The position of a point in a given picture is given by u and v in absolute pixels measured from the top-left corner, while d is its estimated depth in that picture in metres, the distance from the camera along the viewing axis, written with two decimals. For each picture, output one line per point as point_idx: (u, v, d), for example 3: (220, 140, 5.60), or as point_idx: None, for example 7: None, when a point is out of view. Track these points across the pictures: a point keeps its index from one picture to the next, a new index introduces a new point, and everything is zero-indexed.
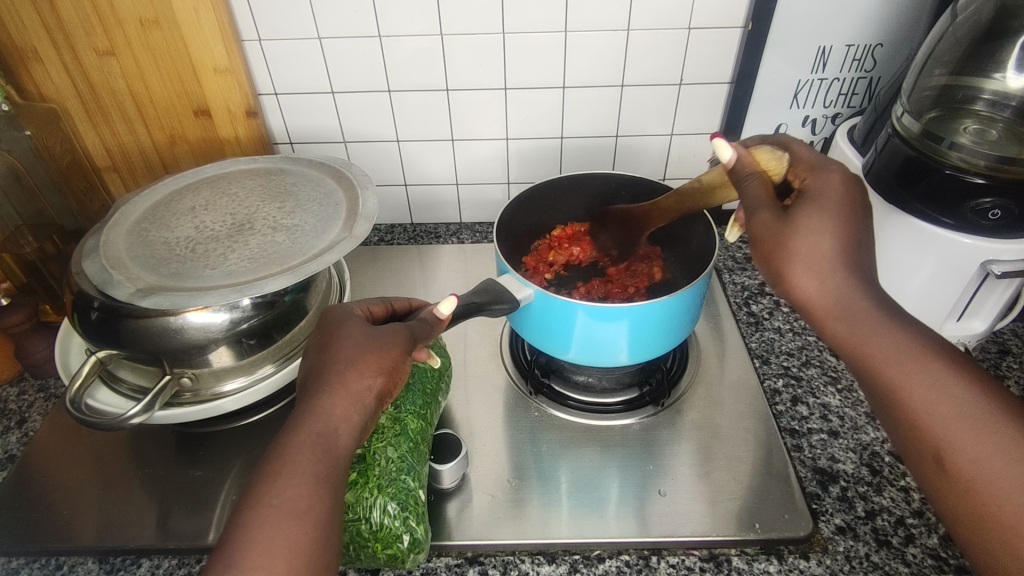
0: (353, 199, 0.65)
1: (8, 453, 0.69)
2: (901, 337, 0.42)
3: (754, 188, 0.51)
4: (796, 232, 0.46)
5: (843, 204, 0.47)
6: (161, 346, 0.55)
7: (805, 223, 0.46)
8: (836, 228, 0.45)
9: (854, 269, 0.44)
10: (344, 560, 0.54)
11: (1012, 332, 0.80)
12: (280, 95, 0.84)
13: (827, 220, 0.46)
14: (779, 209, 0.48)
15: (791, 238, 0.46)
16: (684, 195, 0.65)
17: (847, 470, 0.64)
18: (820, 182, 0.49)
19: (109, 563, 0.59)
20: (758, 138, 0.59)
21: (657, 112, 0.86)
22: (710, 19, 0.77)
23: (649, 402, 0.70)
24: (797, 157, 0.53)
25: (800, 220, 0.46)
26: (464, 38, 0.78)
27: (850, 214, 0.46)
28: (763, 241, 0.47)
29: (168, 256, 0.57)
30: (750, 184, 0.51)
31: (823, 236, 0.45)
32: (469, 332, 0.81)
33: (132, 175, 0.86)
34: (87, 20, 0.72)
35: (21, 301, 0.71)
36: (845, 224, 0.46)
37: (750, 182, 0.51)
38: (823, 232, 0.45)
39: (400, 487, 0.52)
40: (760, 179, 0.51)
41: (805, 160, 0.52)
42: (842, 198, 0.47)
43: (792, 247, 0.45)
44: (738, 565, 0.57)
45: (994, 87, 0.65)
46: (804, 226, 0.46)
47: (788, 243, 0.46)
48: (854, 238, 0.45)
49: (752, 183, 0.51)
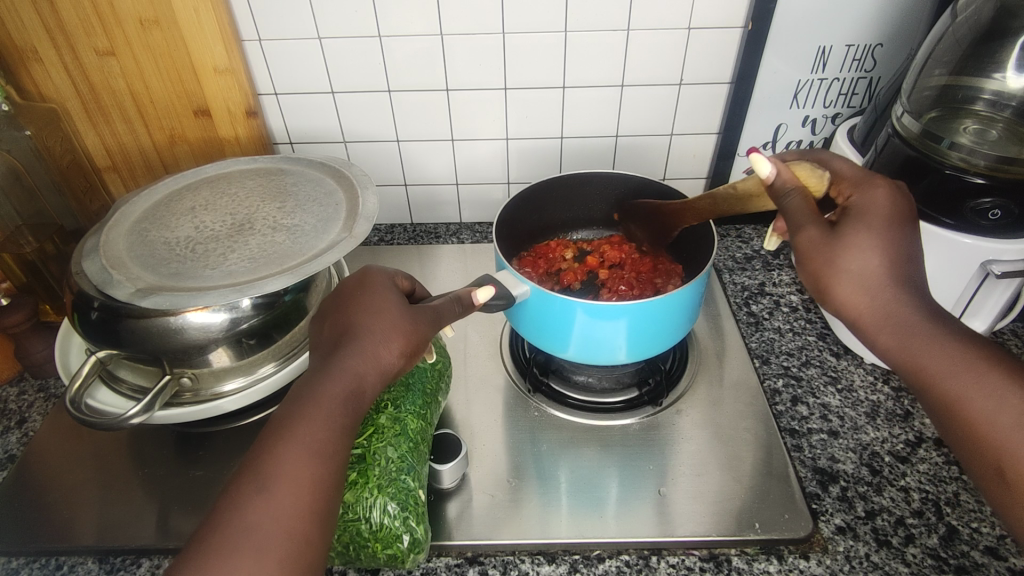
0: (353, 199, 0.65)
1: (8, 453, 0.69)
2: (954, 350, 0.42)
3: (796, 206, 0.48)
4: (843, 247, 0.46)
5: (889, 219, 0.47)
6: (160, 346, 0.54)
7: (855, 238, 0.46)
8: (887, 243, 0.45)
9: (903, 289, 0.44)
10: (344, 560, 0.54)
11: (1012, 332, 0.80)
12: (280, 95, 0.84)
13: (873, 236, 0.46)
14: (828, 226, 0.47)
15: (840, 254, 0.46)
16: (718, 199, 0.63)
17: (847, 470, 0.64)
18: (865, 201, 0.48)
19: (109, 563, 0.59)
20: (797, 153, 0.58)
21: (657, 112, 0.86)
22: (710, 19, 0.77)
23: (649, 402, 0.70)
24: (838, 173, 0.53)
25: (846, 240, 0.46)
26: (464, 38, 0.78)
27: (900, 228, 0.46)
28: (810, 258, 0.47)
29: (168, 256, 0.57)
30: (792, 202, 0.48)
31: (873, 253, 0.45)
32: (469, 332, 0.81)
33: (133, 175, 0.86)
34: (87, 20, 0.72)
35: (21, 301, 0.71)
36: (890, 234, 0.46)
37: (793, 198, 0.48)
38: (869, 249, 0.45)
39: (400, 487, 0.52)
40: (802, 194, 0.48)
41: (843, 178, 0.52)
42: (887, 209, 0.47)
43: (842, 260, 0.45)
44: (738, 565, 0.57)
45: (994, 87, 0.64)
46: (854, 241, 0.46)
47: (837, 260, 0.45)
48: (901, 253, 0.45)
49: (795, 199, 0.48)
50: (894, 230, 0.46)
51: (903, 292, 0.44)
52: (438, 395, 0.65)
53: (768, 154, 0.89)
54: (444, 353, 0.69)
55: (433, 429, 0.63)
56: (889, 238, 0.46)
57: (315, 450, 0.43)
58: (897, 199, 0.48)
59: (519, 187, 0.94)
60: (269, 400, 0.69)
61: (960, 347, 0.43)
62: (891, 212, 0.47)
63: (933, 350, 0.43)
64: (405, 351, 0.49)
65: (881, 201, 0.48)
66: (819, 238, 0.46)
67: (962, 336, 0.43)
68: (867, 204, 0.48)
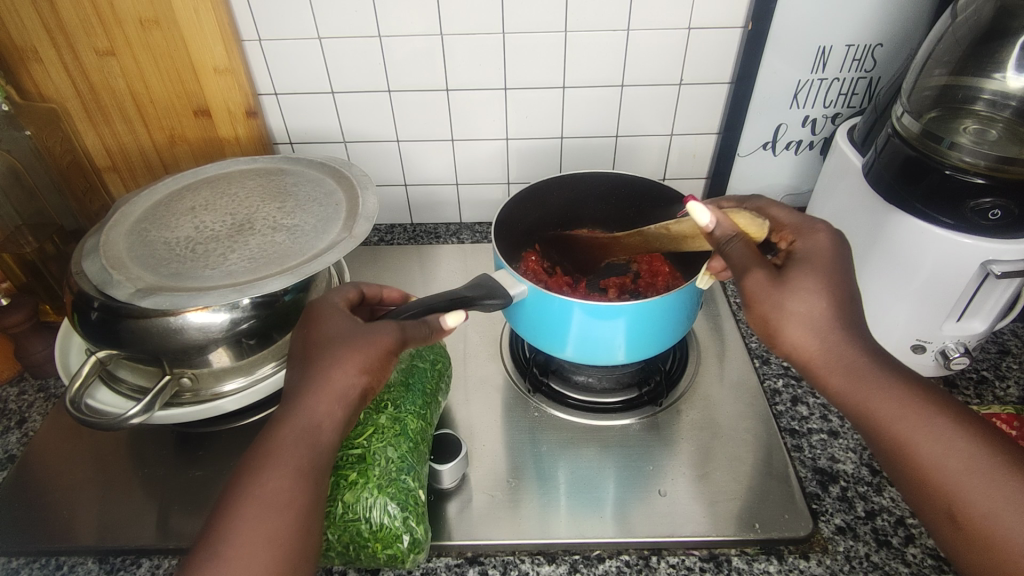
0: (353, 199, 0.65)
1: (8, 453, 0.69)
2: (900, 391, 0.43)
3: (738, 252, 0.49)
4: (789, 290, 0.46)
5: (830, 266, 0.48)
6: (160, 345, 0.54)
7: (798, 282, 0.46)
8: (831, 287, 0.46)
9: (848, 327, 0.45)
10: (343, 560, 0.54)
11: (1012, 332, 0.80)
12: (280, 95, 0.84)
13: (814, 281, 0.47)
14: (770, 269, 0.48)
15: (786, 296, 0.46)
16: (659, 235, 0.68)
17: (847, 470, 0.64)
18: (808, 247, 0.49)
19: (109, 564, 0.59)
20: (737, 200, 0.60)
21: (657, 112, 0.86)
22: (710, 19, 0.77)
23: (649, 402, 0.70)
24: (776, 221, 0.54)
25: (792, 286, 0.46)
26: (464, 38, 0.78)
27: (842, 273, 0.47)
28: (755, 304, 0.47)
29: (168, 257, 0.57)
30: (733, 247, 0.49)
31: (820, 298, 0.46)
32: (469, 332, 0.81)
33: (133, 175, 0.86)
34: (87, 20, 0.72)
35: (21, 301, 0.71)
36: (832, 276, 0.47)
37: (734, 245, 0.49)
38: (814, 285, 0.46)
39: (401, 486, 0.52)
40: (743, 241, 0.49)
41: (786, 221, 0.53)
42: (830, 258, 0.48)
43: (789, 305, 0.46)
44: (738, 565, 0.57)
45: (994, 87, 0.65)
46: (797, 286, 0.46)
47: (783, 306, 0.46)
48: (841, 297, 0.46)
49: (736, 246, 0.49)
50: (839, 271, 0.47)
51: (848, 336, 0.45)
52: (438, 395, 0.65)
53: (768, 154, 0.89)
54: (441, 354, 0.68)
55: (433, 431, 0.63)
56: (834, 282, 0.47)
57: None
58: (837, 247, 0.49)
59: (519, 188, 0.94)
60: (269, 400, 0.69)
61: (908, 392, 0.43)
62: (834, 254, 0.49)
63: (884, 394, 0.43)
64: (367, 363, 0.49)
65: (824, 235, 0.50)
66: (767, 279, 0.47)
67: (905, 381, 0.44)
68: (811, 252, 0.49)
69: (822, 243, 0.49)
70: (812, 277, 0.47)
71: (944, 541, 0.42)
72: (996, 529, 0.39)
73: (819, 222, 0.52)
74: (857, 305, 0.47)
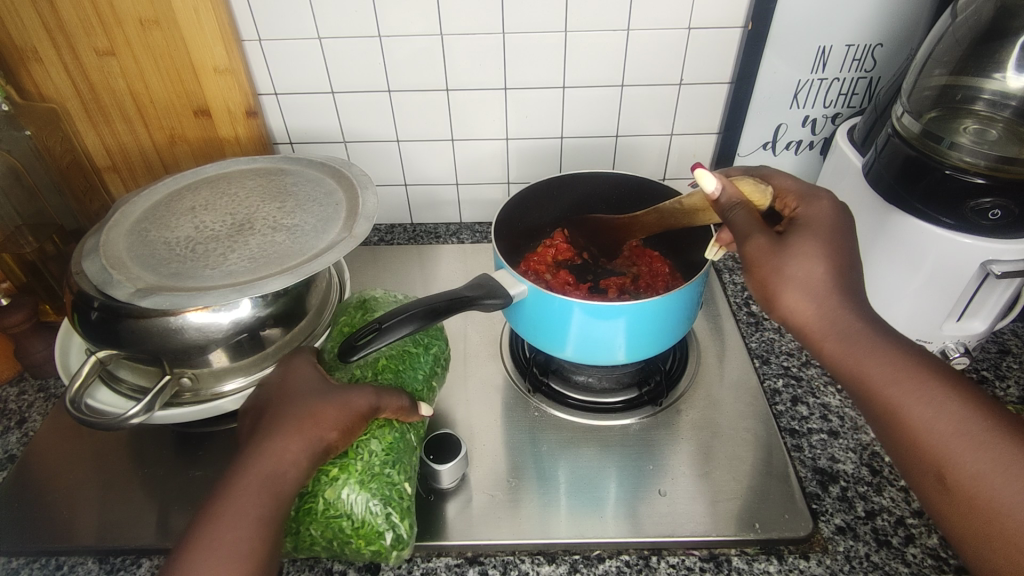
0: (353, 199, 0.65)
1: (8, 453, 0.69)
2: (895, 355, 0.43)
3: (740, 218, 0.51)
4: (790, 254, 0.47)
5: (829, 230, 0.48)
6: (161, 345, 0.54)
7: (798, 245, 0.47)
8: (831, 253, 0.47)
9: (846, 291, 0.45)
10: (330, 555, 0.54)
11: (1012, 332, 0.80)
12: (280, 95, 0.84)
13: (816, 246, 0.47)
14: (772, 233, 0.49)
15: (787, 260, 0.47)
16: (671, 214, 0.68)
17: (847, 470, 0.64)
18: (810, 212, 0.51)
19: (109, 564, 0.59)
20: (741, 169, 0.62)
21: (657, 112, 0.86)
22: (710, 19, 0.77)
23: (649, 402, 0.70)
24: (778, 188, 0.56)
25: (793, 248, 0.47)
26: (464, 38, 0.78)
27: (842, 237, 0.48)
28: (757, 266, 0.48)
29: (168, 256, 0.57)
30: (736, 214, 0.51)
31: (819, 260, 0.46)
32: (469, 332, 0.81)
33: (133, 175, 0.86)
34: (87, 20, 0.72)
35: (21, 301, 0.71)
36: (835, 241, 0.48)
37: (739, 210, 0.51)
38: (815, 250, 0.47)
39: (384, 481, 0.52)
40: (745, 209, 0.51)
41: (789, 191, 0.54)
42: (833, 225, 0.49)
43: (787, 270, 0.46)
44: (738, 565, 0.57)
45: (994, 87, 0.65)
46: (798, 249, 0.47)
47: (781, 270, 0.47)
48: (841, 260, 0.47)
49: (738, 212, 0.51)
50: (840, 237, 0.48)
51: (844, 302, 0.45)
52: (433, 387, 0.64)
53: (767, 154, 0.89)
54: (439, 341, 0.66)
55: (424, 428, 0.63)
56: (835, 247, 0.47)
57: None
58: (841, 214, 0.50)
59: (519, 187, 0.94)
60: None
61: (901, 355, 0.43)
62: (837, 221, 0.49)
63: (877, 358, 0.43)
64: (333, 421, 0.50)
65: (829, 202, 0.51)
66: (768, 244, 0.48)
67: (901, 345, 0.44)
68: (813, 218, 0.50)
69: (825, 208, 0.51)
70: (813, 242, 0.47)
71: (937, 509, 0.41)
72: (986, 493, 0.38)
73: (822, 188, 0.53)
74: (857, 271, 0.47)
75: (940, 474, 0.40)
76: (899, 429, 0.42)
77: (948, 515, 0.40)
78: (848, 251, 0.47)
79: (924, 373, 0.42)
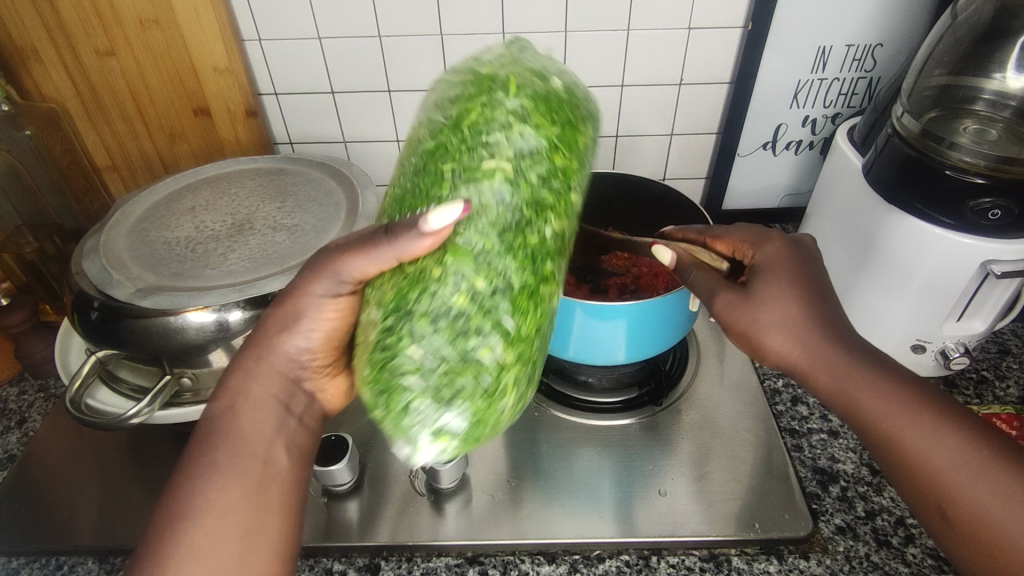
0: (353, 199, 0.65)
1: (8, 453, 0.69)
2: (885, 386, 0.42)
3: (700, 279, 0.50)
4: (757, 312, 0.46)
5: (793, 268, 0.47)
6: (161, 346, 0.54)
7: (767, 293, 0.46)
8: (804, 293, 0.46)
9: (829, 326, 0.44)
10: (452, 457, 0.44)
11: (1012, 332, 0.80)
12: (280, 95, 0.84)
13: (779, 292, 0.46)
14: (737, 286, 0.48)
15: (757, 313, 0.46)
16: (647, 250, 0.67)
17: (847, 470, 0.64)
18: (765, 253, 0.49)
19: (109, 563, 0.59)
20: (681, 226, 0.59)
21: (657, 112, 0.86)
22: (710, 19, 0.77)
23: (649, 402, 0.70)
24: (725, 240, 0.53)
25: (762, 294, 0.46)
26: (465, 38, 0.78)
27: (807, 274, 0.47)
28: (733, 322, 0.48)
29: (168, 256, 0.57)
30: (694, 275, 0.51)
31: (790, 302, 0.45)
32: None
33: (133, 175, 0.86)
34: (87, 20, 0.72)
35: (22, 301, 0.71)
36: (795, 279, 0.47)
37: (700, 282, 0.50)
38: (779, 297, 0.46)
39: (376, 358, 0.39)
40: (702, 270, 0.51)
41: (737, 241, 0.52)
42: (785, 265, 0.48)
43: (760, 323, 0.46)
44: (738, 565, 0.57)
45: (994, 87, 0.65)
46: (762, 302, 0.46)
47: (756, 317, 0.46)
48: (816, 297, 0.46)
49: (697, 274, 0.51)
50: (804, 279, 0.47)
51: (830, 336, 0.44)
52: (545, 128, 0.41)
53: (768, 154, 0.89)
54: (507, 59, 0.45)
55: (519, 270, 0.39)
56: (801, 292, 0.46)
57: (296, 453, 0.42)
58: (794, 252, 0.49)
59: None
60: None
61: (893, 384, 0.42)
62: (793, 256, 0.48)
63: (870, 390, 0.42)
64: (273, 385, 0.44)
65: (774, 242, 0.50)
66: (735, 299, 0.47)
67: (892, 373, 0.42)
68: (771, 261, 0.48)
69: (775, 249, 0.49)
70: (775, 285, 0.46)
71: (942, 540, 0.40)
72: (991, 528, 0.37)
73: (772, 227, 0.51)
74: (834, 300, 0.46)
75: (940, 506, 0.39)
76: (899, 466, 0.41)
77: (948, 548, 0.40)
78: (824, 286, 0.46)
79: (918, 404, 0.41)
